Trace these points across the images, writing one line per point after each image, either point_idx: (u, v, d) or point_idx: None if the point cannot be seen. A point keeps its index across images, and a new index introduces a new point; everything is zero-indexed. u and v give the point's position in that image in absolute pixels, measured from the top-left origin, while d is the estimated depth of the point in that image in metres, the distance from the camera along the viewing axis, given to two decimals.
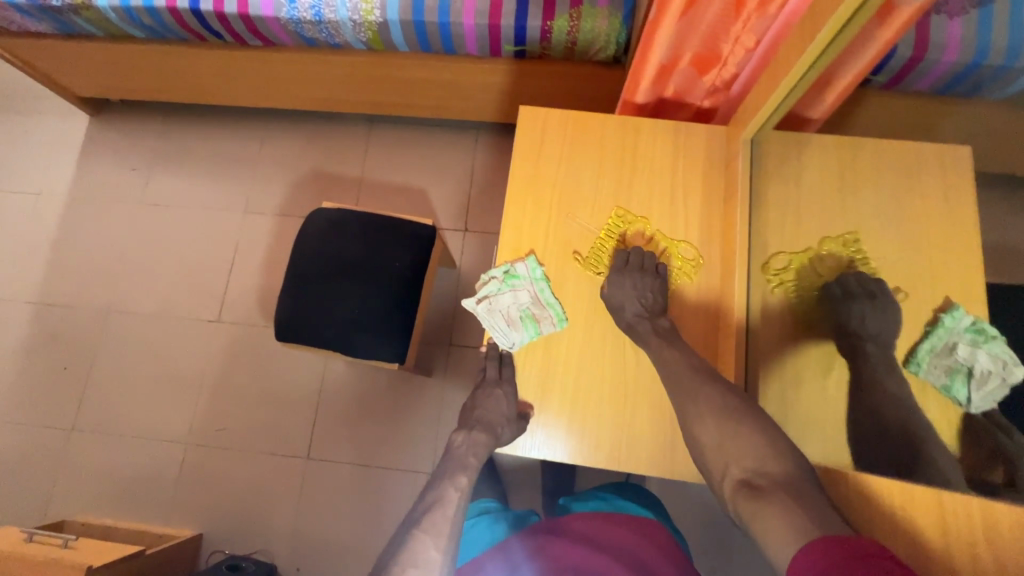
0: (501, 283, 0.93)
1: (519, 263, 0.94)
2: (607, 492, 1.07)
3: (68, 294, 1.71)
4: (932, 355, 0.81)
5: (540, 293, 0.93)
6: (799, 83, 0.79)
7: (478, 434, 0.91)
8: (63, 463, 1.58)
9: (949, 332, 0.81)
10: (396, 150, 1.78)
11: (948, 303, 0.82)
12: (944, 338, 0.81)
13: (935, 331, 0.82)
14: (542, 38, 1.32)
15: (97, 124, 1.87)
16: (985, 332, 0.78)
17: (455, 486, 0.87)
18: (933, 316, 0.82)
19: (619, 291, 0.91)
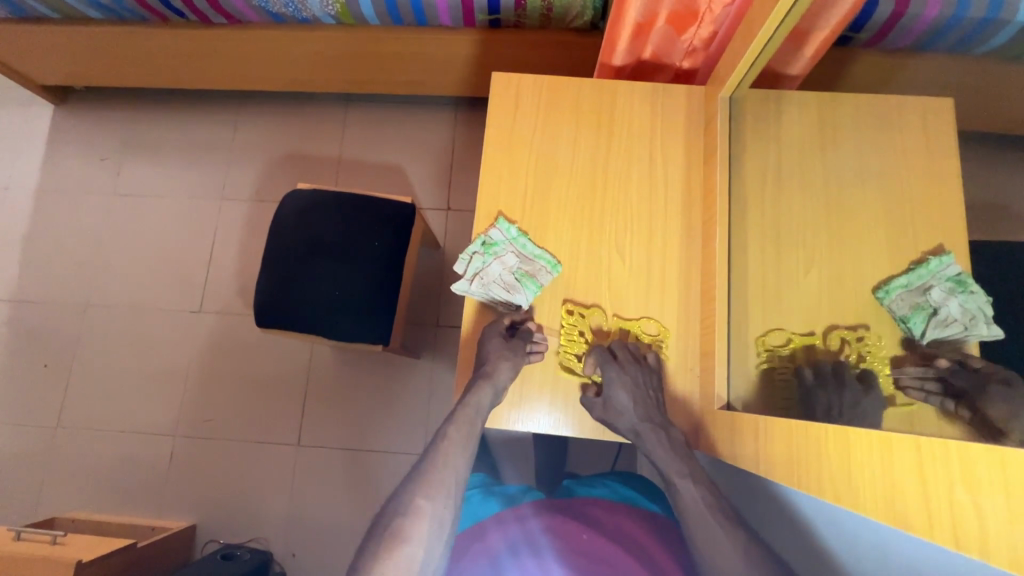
0: (482, 255, 0.87)
1: (492, 229, 0.89)
2: (614, 481, 1.03)
3: (46, 289, 1.68)
4: (904, 290, 0.70)
5: (524, 248, 0.88)
6: (778, 34, 0.75)
7: (474, 383, 0.82)
8: (52, 460, 1.57)
9: (931, 273, 0.68)
10: (374, 129, 1.72)
11: (939, 249, 0.69)
12: (924, 279, 0.68)
13: (918, 270, 0.70)
14: (516, 5, 1.26)
15: (65, 114, 1.81)
16: (965, 282, 0.63)
17: (445, 435, 0.79)
18: (920, 257, 0.70)
19: (616, 390, 0.81)
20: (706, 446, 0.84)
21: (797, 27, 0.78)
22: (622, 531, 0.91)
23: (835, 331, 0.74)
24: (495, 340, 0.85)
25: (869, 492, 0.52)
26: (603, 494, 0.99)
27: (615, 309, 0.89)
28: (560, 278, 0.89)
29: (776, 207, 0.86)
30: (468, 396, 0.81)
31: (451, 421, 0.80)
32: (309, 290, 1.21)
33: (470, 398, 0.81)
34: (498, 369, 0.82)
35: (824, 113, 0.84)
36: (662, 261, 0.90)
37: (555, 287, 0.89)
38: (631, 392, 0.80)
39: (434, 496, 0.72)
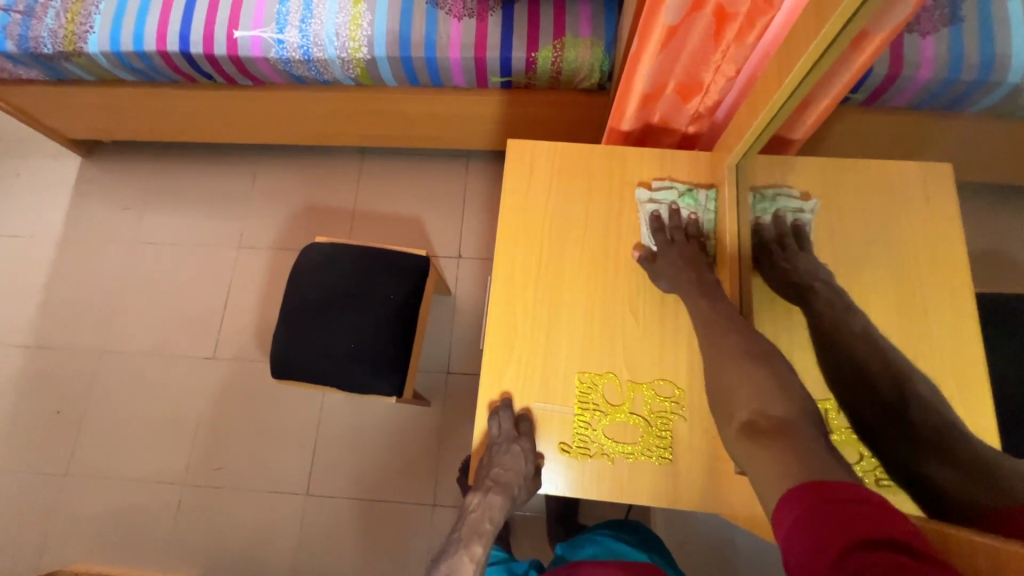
0: (679, 196, 0.98)
1: (643, 189, 0.98)
2: (605, 534, 0.97)
3: (62, 334, 1.71)
4: (757, 234, 0.95)
5: (705, 220, 0.99)
6: (780, 111, 0.80)
7: (495, 500, 0.85)
8: (57, 509, 1.56)
9: (759, 208, 0.95)
10: (388, 180, 1.78)
11: (752, 188, 0.96)
12: (759, 214, 0.95)
13: (754, 211, 0.96)
14: (527, 68, 1.33)
15: (90, 165, 1.88)
16: (773, 199, 0.92)
17: (470, 554, 0.83)
18: (746, 201, 0.97)
19: (663, 255, 0.92)
20: (725, 510, 0.82)
21: (798, 104, 0.82)
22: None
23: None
24: (515, 463, 0.83)
25: None
26: (593, 554, 0.92)
27: (630, 370, 0.89)
28: (576, 337, 0.91)
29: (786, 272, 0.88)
30: (488, 511, 0.85)
31: (472, 539, 0.84)
32: (325, 341, 1.23)
33: (492, 515, 0.85)
34: (518, 490, 0.85)
35: (827, 179, 0.87)
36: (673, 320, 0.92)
37: (572, 343, 0.90)
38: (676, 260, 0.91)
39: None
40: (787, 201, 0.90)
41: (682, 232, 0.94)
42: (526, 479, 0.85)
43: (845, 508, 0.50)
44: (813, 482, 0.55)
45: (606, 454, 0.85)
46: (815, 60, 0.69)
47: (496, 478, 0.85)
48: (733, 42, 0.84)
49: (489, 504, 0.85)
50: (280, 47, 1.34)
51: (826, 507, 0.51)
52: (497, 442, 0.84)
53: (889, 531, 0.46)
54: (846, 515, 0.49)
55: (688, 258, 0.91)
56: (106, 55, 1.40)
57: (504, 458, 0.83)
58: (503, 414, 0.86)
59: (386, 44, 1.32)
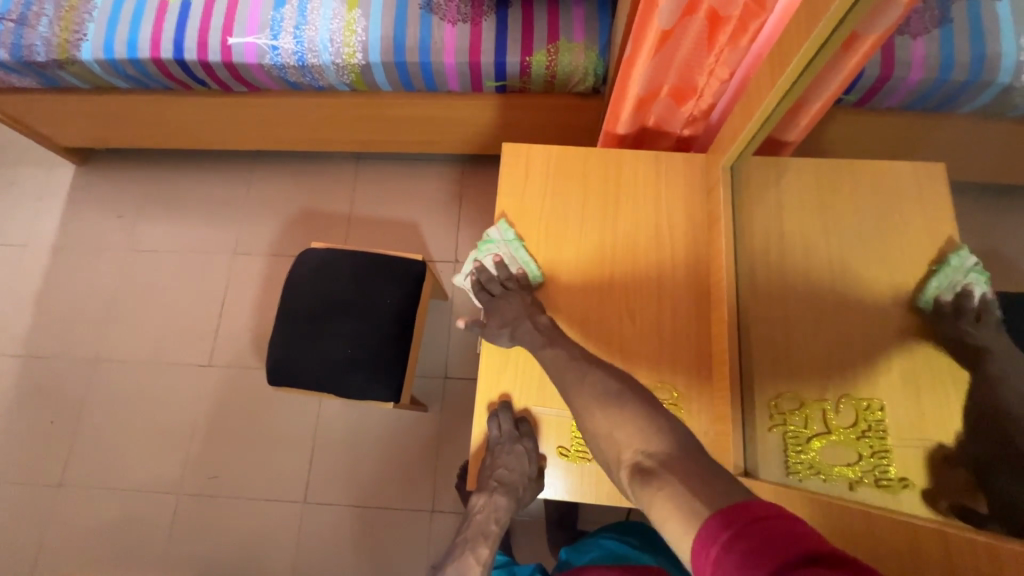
0: (481, 246, 0.95)
1: (492, 227, 0.95)
2: (608, 539, 0.97)
3: (56, 344, 1.70)
4: (939, 297, 0.71)
5: (514, 255, 0.93)
6: (774, 113, 0.80)
7: (500, 502, 0.87)
8: (51, 520, 1.54)
9: (954, 271, 0.69)
10: (383, 185, 1.78)
11: (952, 243, 0.70)
12: (951, 279, 0.70)
13: (941, 271, 0.71)
14: (521, 73, 1.33)
15: (84, 173, 1.88)
16: (980, 268, 0.65)
17: (478, 555, 0.87)
18: (939, 256, 0.71)
19: (494, 313, 0.89)
20: None
21: (792, 106, 0.83)
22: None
23: (847, 400, 0.77)
24: (517, 468, 0.84)
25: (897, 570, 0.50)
26: (597, 559, 0.92)
27: None
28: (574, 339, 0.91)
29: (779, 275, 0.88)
30: (494, 515, 0.87)
31: (479, 542, 0.88)
32: (321, 347, 1.23)
33: (498, 517, 0.87)
34: (522, 493, 0.86)
35: (821, 178, 0.88)
36: (669, 320, 0.92)
37: None
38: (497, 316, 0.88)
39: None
40: (958, 262, 0.68)
41: (509, 283, 0.92)
42: (529, 480, 0.85)
43: (763, 528, 0.42)
44: (719, 513, 0.47)
45: None
46: (807, 61, 0.70)
47: (500, 482, 0.86)
48: (726, 45, 0.84)
49: (495, 507, 0.87)
50: (274, 53, 1.34)
51: (744, 532, 0.43)
52: (498, 443, 0.84)
53: (815, 546, 0.40)
54: (764, 538, 0.42)
55: (524, 302, 0.89)
56: (99, 62, 1.39)
57: (507, 460, 0.83)
58: (504, 418, 0.85)
59: (380, 49, 1.32)
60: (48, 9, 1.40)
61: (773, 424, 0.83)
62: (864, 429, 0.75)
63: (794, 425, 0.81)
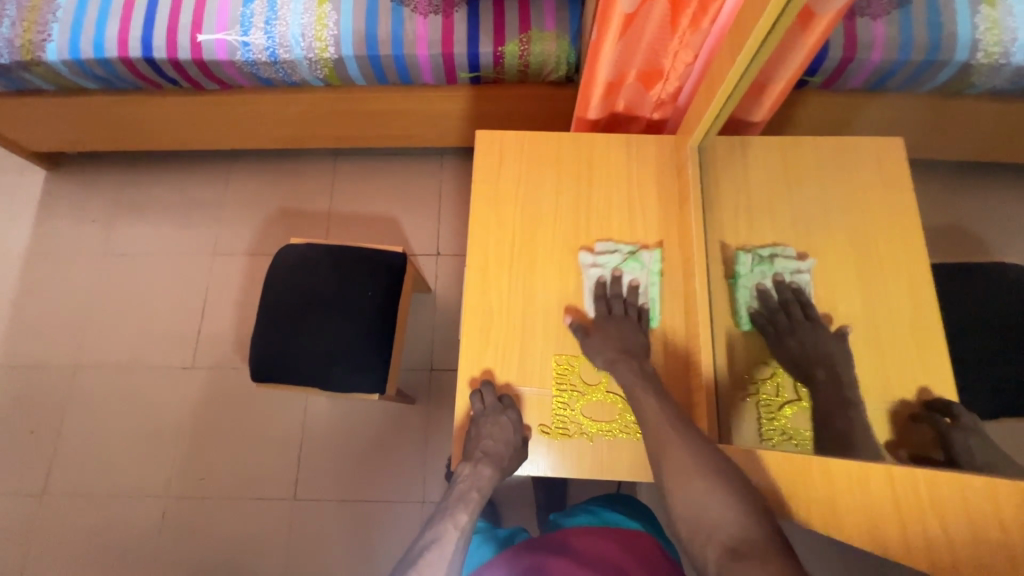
0: (623, 261, 0.95)
1: (643, 250, 0.96)
2: (596, 506, 0.98)
3: (33, 352, 1.67)
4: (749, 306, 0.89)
5: (650, 286, 0.94)
6: (734, 91, 0.82)
7: (484, 468, 0.84)
8: (35, 530, 1.52)
9: (748, 275, 0.90)
10: (361, 181, 1.78)
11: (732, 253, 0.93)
12: (749, 283, 0.89)
13: (738, 280, 0.91)
14: (494, 63, 1.34)
15: (55, 179, 1.84)
16: (768, 260, 0.88)
17: (456, 523, 0.81)
18: (727, 270, 0.92)
19: (597, 335, 0.89)
20: None
21: (753, 85, 0.85)
22: (606, 555, 0.85)
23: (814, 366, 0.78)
24: (503, 437, 0.84)
25: None
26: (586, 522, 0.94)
27: None
28: (552, 320, 0.92)
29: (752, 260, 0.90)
30: (476, 482, 0.84)
31: (458, 510, 0.83)
32: (304, 343, 1.23)
33: (480, 484, 0.84)
34: (509, 461, 0.84)
35: (785, 157, 0.91)
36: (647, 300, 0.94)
37: (548, 327, 0.92)
38: (619, 343, 0.88)
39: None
40: (784, 262, 0.86)
41: (625, 308, 0.92)
42: (514, 451, 0.85)
43: None
44: None
45: (586, 434, 0.87)
46: (762, 39, 0.72)
47: (486, 448, 0.84)
48: (689, 28, 0.86)
49: (477, 473, 0.85)
50: (245, 49, 1.34)
51: None
52: (483, 414, 0.85)
53: None
54: None
55: (627, 335, 0.89)
56: (65, 63, 1.37)
57: (493, 427, 0.84)
58: (489, 388, 0.87)
59: (353, 43, 1.32)
60: (9, 10, 1.37)
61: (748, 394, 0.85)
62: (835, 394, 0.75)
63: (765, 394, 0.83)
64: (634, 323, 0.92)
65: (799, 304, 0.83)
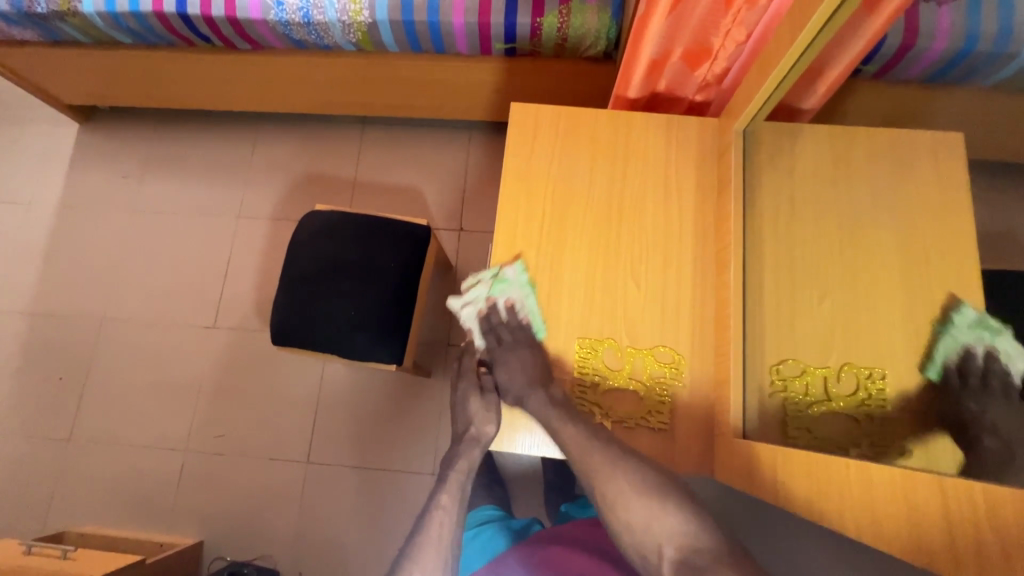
0: (490, 287, 0.90)
1: (507, 267, 0.91)
2: None
3: (63, 302, 1.71)
4: (947, 358, 0.72)
5: (525, 302, 0.90)
6: (788, 74, 0.78)
7: (463, 447, 0.89)
8: (61, 474, 1.58)
9: (958, 328, 0.72)
10: (388, 151, 1.76)
11: (954, 300, 0.74)
12: (956, 339, 0.72)
13: (946, 329, 0.74)
14: (532, 35, 1.30)
15: (88, 132, 1.86)
16: (988, 324, 0.68)
17: (438, 504, 0.86)
18: (944, 314, 0.75)
19: (499, 366, 0.88)
20: (718, 473, 0.84)
21: (809, 68, 0.80)
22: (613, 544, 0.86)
23: (849, 368, 0.78)
24: (471, 399, 0.91)
25: (890, 519, 0.53)
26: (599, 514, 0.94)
27: (630, 336, 0.89)
28: (578, 300, 0.91)
29: (792, 258, 0.86)
30: (457, 460, 0.89)
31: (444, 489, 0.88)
32: (325, 310, 1.23)
33: (460, 462, 0.89)
34: (485, 431, 0.88)
35: (835, 148, 0.87)
36: (676, 290, 0.90)
37: (572, 310, 0.90)
38: (518, 372, 0.87)
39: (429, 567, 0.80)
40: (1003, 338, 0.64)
41: (515, 334, 0.89)
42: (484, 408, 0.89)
43: None
44: None
45: (605, 420, 0.86)
46: (827, 18, 0.68)
47: (463, 426, 0.90)
48: (744, 5, 0.82)
49: (458, 454, 0.89)
50: (279, 9, 1.31)
51: None
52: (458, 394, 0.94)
53: None
54: None
55: (530, 362, 0.87)
56: (101, 15, 1.37)
57: (466, 402, 0.91)
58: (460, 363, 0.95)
59: (388, 7, 1.29)
60: None
61: (772, 388, 0.82)
62: (866, 397, 0.76)
63: (794, 392, 0.80)
64: (525, 343, 0.89)
65: (1000, 380, 0.63)
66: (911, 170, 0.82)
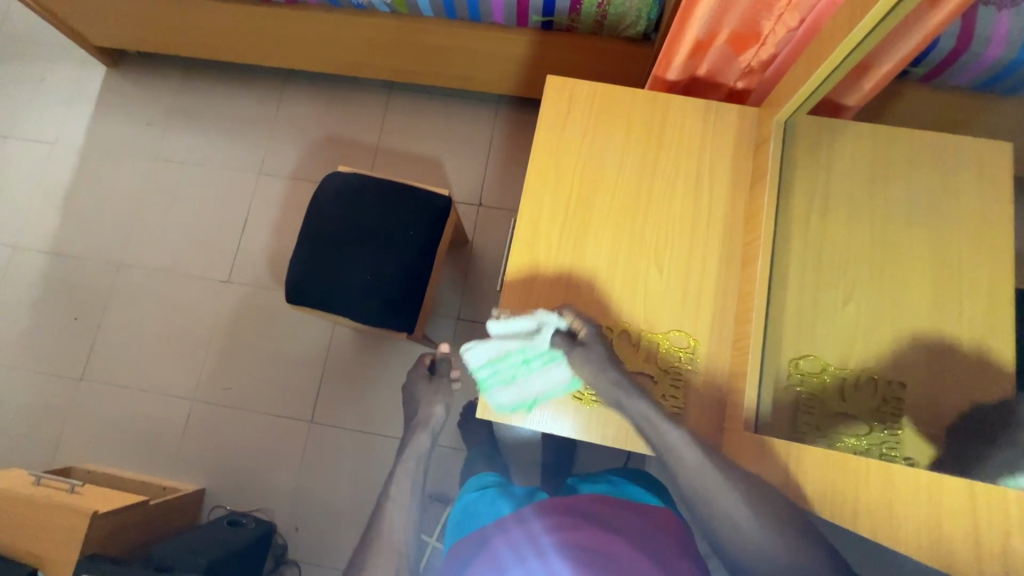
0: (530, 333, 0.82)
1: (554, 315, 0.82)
2: (617, 477, 0.96)
3: (81, 244, 1.72)
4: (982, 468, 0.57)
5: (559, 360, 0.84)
6: (840, 66, 0.75)
7: (412, 433, 0.92)
8: (70, 411, 1.62)
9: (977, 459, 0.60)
10: (413, 119, 1.74)
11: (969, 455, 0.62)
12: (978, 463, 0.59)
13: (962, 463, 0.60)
14: (571, 9, 1.26)
15: (114, 76, 1.85)
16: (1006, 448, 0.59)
17: (390, 494, 0.83)
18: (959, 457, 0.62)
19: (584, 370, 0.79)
20: None
21: (859, 64, 0.77)
22: (626, 526, 0.79)
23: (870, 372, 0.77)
24: (421, 387, 0.97)
25: None
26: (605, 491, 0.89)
27: (647, 322, 0.88)
28: (598, 281, 0.90)
29: (823, 257, 0.84)
30: (406, 448, 0.90)
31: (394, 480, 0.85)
32: (340, 273, 1.23)
33: (410, 449, 0.89)
34: (432, 413, 0.93)
35: (877, 148, 0.85)
36: (696, 280, 0.89)
37: (591, 290, 0.89)
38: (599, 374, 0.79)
39: (390, 552, 0.76)
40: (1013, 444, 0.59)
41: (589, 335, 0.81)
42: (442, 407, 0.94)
43: None
44: None
45: (617, 403, 0.86)
46: (891, 7, 0.65)
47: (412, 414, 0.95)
48: None
49: (409, 442, 0.91)
50: None
51: None
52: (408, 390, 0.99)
53: None
54: None
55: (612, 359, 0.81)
56: None
57: (415, 389, 0.97)
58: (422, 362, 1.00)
59: None
60: None
61: (790, 384, 0.80)
62: (881, 404, 0.75)
63: (812, 391, 0.79)
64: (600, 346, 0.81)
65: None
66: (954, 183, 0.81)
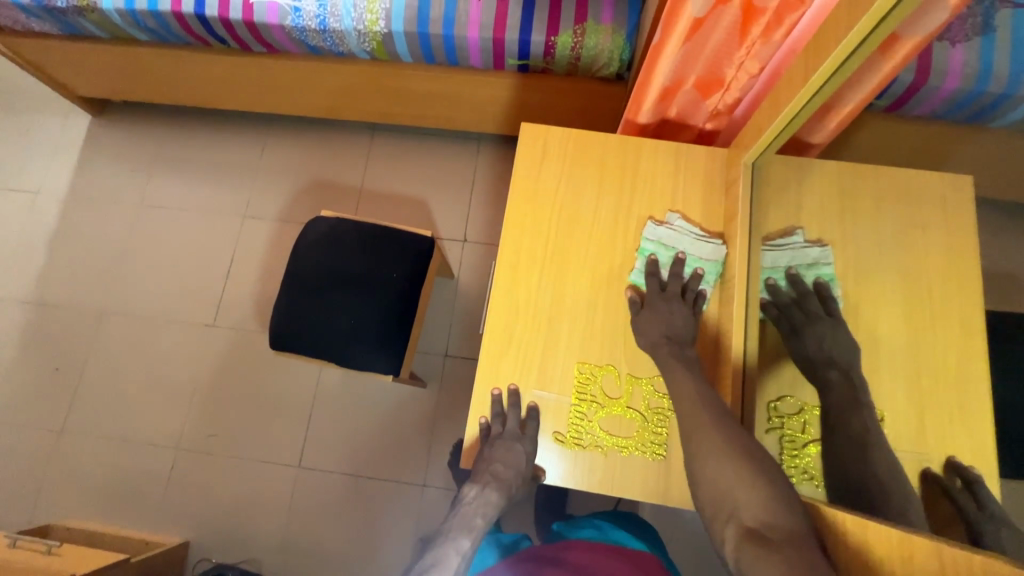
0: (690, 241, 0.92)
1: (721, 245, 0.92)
2: (604, 521, 0.93)
3: (63, 293, 1.71)
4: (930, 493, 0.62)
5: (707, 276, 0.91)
6: (798, 115, 0.78)
7: (489, 493, 0.86)
8: (50, 465, 1.57)
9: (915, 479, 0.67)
10: (397, 158, 1.77)
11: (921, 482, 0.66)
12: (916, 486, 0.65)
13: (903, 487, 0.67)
14: (545, 53, 1.30)
15: (98, 125, 1.87)
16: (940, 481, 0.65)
17: (459, 547, 0.83)
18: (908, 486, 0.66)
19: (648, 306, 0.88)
20: None
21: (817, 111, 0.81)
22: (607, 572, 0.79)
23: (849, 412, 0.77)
24: (514, 455, 0.85)
25: None
26: (589, 537, 0.88)
27: (630, 364, 0.88)
28: (578, 324, 0.90)
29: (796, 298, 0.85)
30: (480, 507, 0.86)
31: (463, 533, 0.84)
32: (324, 318, 1.22)
33: (484, 510, 0.86)
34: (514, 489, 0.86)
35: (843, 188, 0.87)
36: None
37: (572, 333, 0.90)
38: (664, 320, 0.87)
39: None
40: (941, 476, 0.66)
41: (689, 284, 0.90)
42: (523, 479, 0.86)
43: None
44: None
45: (600, 448, 0.85)
46: (840, 63, 0.68)
47: (491, 470, 0.86)
48: (759, 38, 0.82)
49: (480, 496, 0.86)
50: (296, 15, 1.31)
51: None
52: (499, 438, 0.85)
53: None
54: None
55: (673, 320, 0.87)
56: (120, 13, 1.37)
57: (506, 452, 0.85)
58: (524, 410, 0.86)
59: (403, 18, 1.29)
60: None
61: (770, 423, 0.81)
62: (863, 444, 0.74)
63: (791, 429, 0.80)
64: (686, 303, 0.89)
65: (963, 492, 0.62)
66: (922, 221, 0.82)
